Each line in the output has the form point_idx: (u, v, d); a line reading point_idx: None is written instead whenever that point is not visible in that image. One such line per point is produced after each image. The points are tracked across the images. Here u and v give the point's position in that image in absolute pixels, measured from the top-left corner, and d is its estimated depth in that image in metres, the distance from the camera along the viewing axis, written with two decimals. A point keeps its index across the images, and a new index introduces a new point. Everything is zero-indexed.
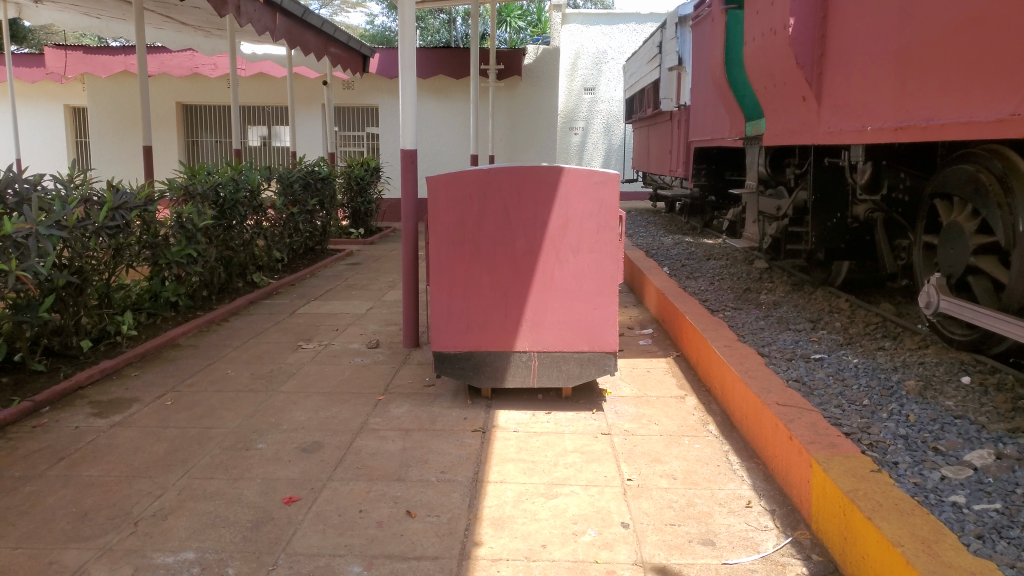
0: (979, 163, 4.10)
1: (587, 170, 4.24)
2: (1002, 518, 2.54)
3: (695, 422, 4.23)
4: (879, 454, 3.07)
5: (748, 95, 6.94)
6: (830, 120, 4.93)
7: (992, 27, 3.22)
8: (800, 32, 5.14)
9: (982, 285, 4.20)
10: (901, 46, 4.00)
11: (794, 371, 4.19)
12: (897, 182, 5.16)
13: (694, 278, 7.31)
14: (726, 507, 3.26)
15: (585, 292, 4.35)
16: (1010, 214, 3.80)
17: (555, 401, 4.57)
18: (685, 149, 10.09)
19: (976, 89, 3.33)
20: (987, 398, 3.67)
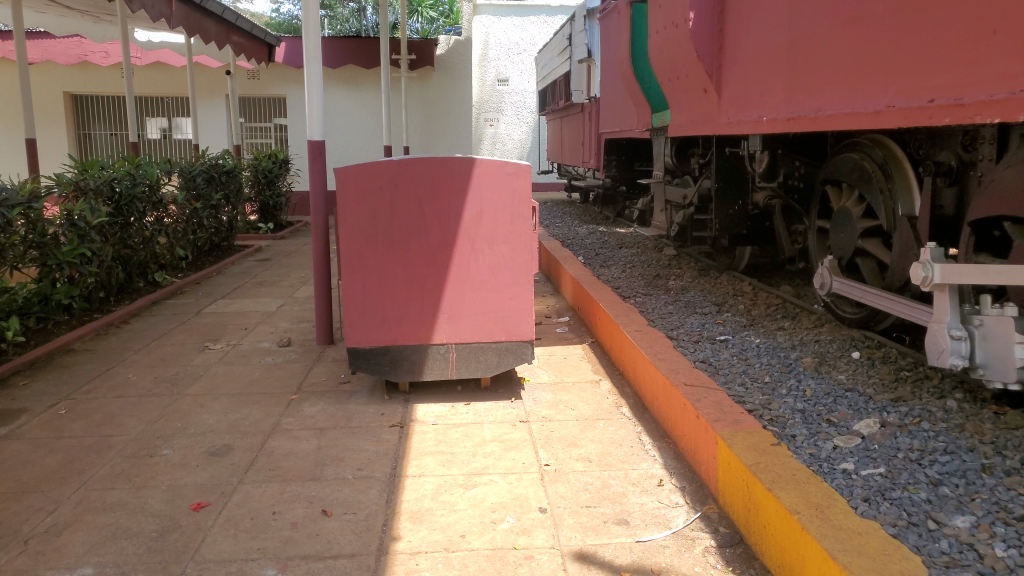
0: (863, 151, 4.35)
1: (499, 161, 4.26)
2: (886, 481, 2.72)
3: (609, 405, 4.34)
4: (779, 429, 3.23)
5: (654, 87, 7.11)
6: (729, 111, 5.12)
7: (871, 22, 3.41)
8: (700, 25, 5.27)
9: (869, 265, 4.45)
10: (791, 40, 4.18)
11: (701, 353, 4.36)
12: (793, 169, 5.37)
13: (607, 267, 7.46)
14: (639, 486, 3.36)
15: (499, 283, 4.38)
16: (892, 198, 4.05)
17: (473, 392, 4.59)
18: (595, 139, 10.25)
19: (859, 82, 3.52)
20: (875, 371, 3.91)
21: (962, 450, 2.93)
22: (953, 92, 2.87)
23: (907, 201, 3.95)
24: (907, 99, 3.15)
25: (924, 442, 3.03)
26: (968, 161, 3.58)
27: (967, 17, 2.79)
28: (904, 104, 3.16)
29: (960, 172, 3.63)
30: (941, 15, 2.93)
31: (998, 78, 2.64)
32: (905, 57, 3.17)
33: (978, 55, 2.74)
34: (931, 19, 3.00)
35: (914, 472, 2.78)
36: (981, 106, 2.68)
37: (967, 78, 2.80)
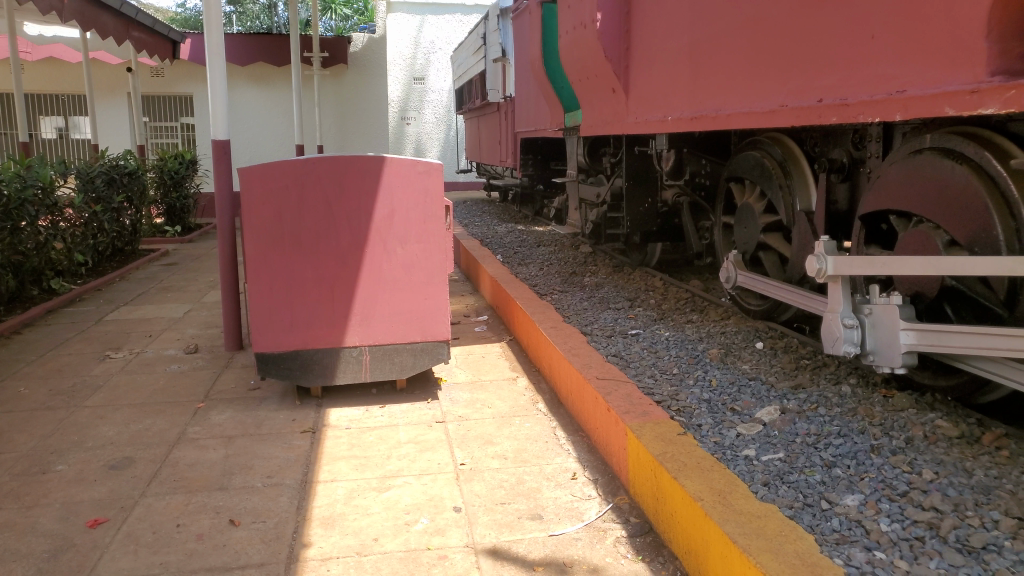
0: (763, 149, 4.53)
1: (410, 160, 4.23)
2: (784, 465, 2.84)
3: (525, 402, 4.37)
4: (686, 418, 3.32)
5: (565, 87, 7.21)
6: (637, 110, 5.24)
7: (764, 26, 3.55)
8: (607, 26, 5.37)
9: (771, 259, 4.63)
10: (692, 41, 4.31)
11: (613, 347, 4.44)
12: (699, 168, 5.54)
13: (525, 265, 7.51)
14: (553, 481, 3.40)
15: (413, 283, 4.36)
16: (790, 194, 4.23)
17: (389, 394, 4.55)
18: (512, 139, 10.30)
19: (755, 82, 3.67)
20: (777, 361, 4.08)
21: (854, 432, 3.09)
22: (839, 92, 3.02)
23: (804, 196, 4.13)
24: (799, 99, 3.30)
25: (820, 426, 3.18)
26: (858, 158, 3.77)
27: (849, 21, 2.94)
28: (796, 104, 3.31)
29: (851, 168, 3.81)
30: (827, 18, 3.08)
31: (879, 79, 2.79)
32: (795, 59, 3.31)
33: (860, 57, 2.88)
34: (817, 23, 3.14)
35: (810, 455, 2.92)
36: (864, 106, 2.83)
37: (851, 79, 2.95)
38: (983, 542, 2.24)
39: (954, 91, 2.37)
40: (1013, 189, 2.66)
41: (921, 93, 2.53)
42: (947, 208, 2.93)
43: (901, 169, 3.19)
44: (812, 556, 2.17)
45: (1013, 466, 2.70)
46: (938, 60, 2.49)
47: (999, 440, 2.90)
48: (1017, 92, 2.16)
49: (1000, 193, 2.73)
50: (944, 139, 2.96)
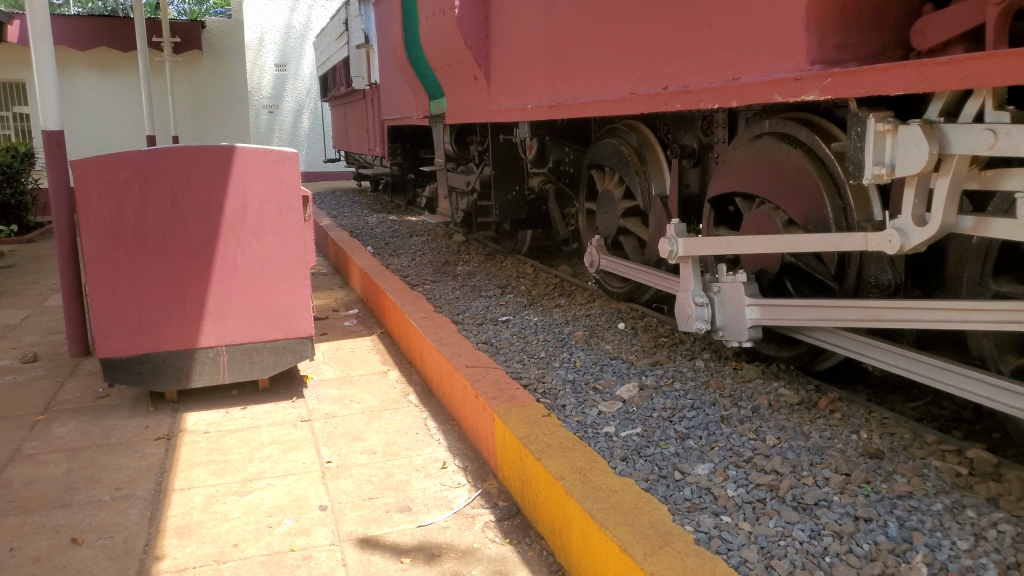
0: (621, 136, 4.66)
1: (263, 149, 4.07)
2: (641, 440, 2.95)
3: (396, 394, 4.31)
4: (551, 400, 3.39)
5: (428, 75, 7.08)
6: (499, 98, 5.28)
7: (612, 15, 3.65)
8: (466, 13, 5.37)
9: (631, 243, 4.79)
10: (547, 30, 4.37)
11: (483, 335, 4.47)
12: (562, 155, 5.64)
13: (396, 256, 7.41)
14: (423, 472, 3.38)
15: (272, 278, 4.20)
16: (646, 178, 4.38)
17: (251, 395, 4.37)
18: (380, 127, 10.12)
19: (607, 70, 3.76)
20: (637, 340, 4.23)
21: (706, 404, 3.26)
22: (682, 80, 3.15)
23: (659, 181, 4.30)
24: (646, 86, 3.42)
25: (675, 400, 3.32)
26: (707, 144, 3.91)
27: (688, 11, 3.07)
28: (644, 91, 3.42)
29: (701, 153, 3.94)
30: (668, 8, 3.20)
31: (716, 68, 2.93)
32: (642, 47, 3.42)
33: (699, 46, 3.01)
34: (660, 12, 3.26)
35: (666, 429, 3.05)
36: (703, 93, 2.95)
37: (692, 67, 3.08)
38: (815, 499, 2.43)
39: (780, 79, 2.51)
40: (840, 171, 2.86)
41: (752, 81, 2.66)
42: (785, 190, 3.12)
43: (744, 154, 3.35)
44: (664, 525, 2.28)
45: (844, 427, 2.93)
46: (767, 50, 2.64)
47: (833, 403, 3.13)
48: (833, 80, 2.31)
49: (830, 176, 2.92)
50: (781, 124, 3.13)
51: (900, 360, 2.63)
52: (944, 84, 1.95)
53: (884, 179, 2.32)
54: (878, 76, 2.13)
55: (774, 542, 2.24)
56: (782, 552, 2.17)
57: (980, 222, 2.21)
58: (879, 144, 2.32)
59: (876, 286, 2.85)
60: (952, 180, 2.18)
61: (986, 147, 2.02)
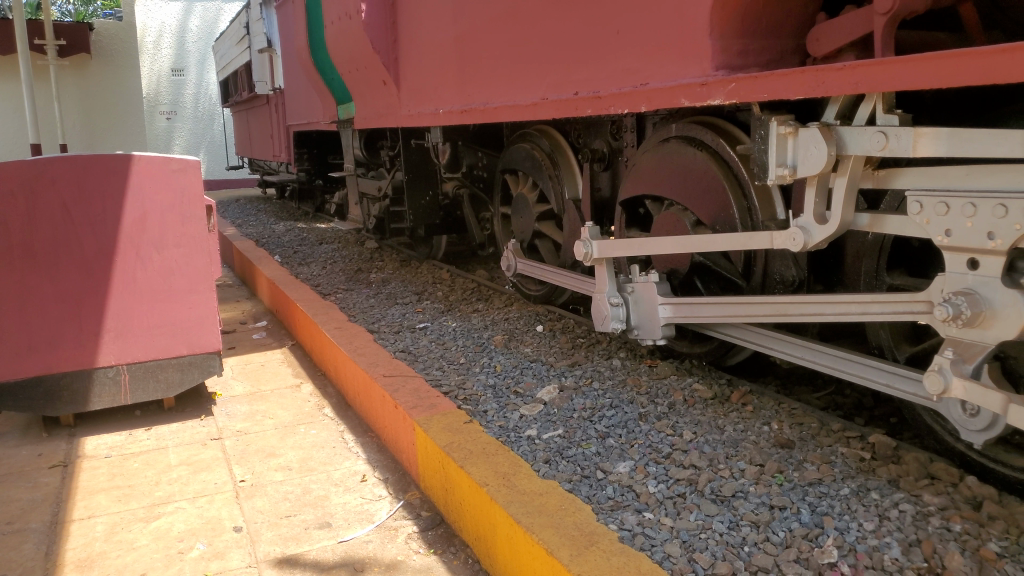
0: (533, 140, 4.69)
1: (162, 157, 3.89)
2: (563, 441, 2.97)
3: (310, 408, 4.19)
4: (472, 406, 3.37)
5: (335, 80, 6.94)
6: (409, 103, 5.23)
7: (521, 20, 3.67)
8: (373, 17, 5.29)
9: (546, 245, 4.82)
10: (456, 34, 4.36)
11: (400, 343, 4.40)
12: (475, 160, 5.63)
13: (306, 265, 7.23)
14: (342, 486, 3.30)
15: (175, 292, 4.01)
16: (559, 182, 4.42)
17: (156, 415, 4.16)
18: (285, 133, 9.86)
19: (518, 75, 3.78)
20: (555, 342, 4.26)
21: (624, 402, 3.31)
22: (591, 85, 3.19)
23: (571, 184, 4.35)
24: (557, 92, 3.45)
25: (595, 400, 3.36)
26: (616, 148, 3.97)
27: (596, 17, 3.11)
28: (555, 96, 3.45)
29: (611, 157, 4.00)
30: (576, 14, 3.24)
31: (625, 73, 2.98)
32: (551, 52, 3.46)
33: (608, 51, 3.06)
34: (569, 18, 3.30)
35: (587, 429, 3.07)
36: (612, 98, 3.00)
37: (601, 73, 3.13)
38: (733, 491, 2.50)
39: (686, 84, 2.57)
40: (745, 173, 2.96)
41: (660, 86, 2.72)
42: (693, 191, 3.21)
43: (653, 157, 3.43)
44: (589, 525, 2.29)
45: (756, 419, 3.03)
46: (673, 56, 2.70)
47: (745, 397, 3.24)
48: (737, 85, 2.39)
49: (735, 178, 3.02)
50: (687, 128, 3.22)
51: (806, 352, 2.74)
52: (840, 90, 2.03)
53: (787, 180, 2.42)
54: (779, 81, 2.21)
55: (696, 536, 2.29)
56: (703, 545, 2.22)
57: (875, 219, 2.33)
58: (781, 146, 2.42)
59: (781, 282, 2.96)
60: (849, 180, 2.29)
61: (879, 149, 2.13)
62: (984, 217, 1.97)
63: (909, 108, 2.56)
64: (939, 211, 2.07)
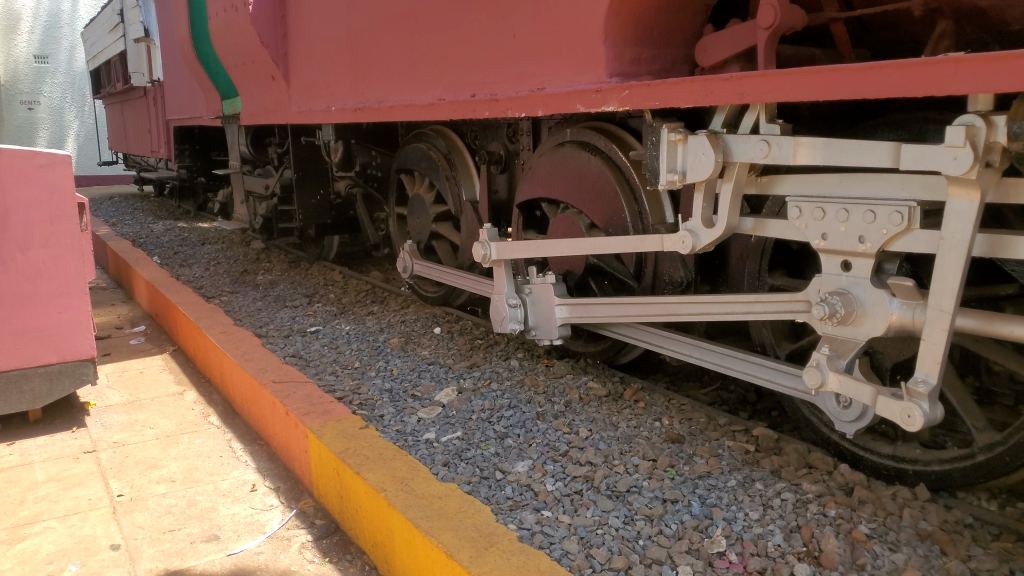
0: (429, 141, 4.66)
1: (27, 150, 3.60)
2: (462, 443, 2.96)
3: (195, 417, 3.99)
4: (367, 411, 3.31)
5: (219, 73, 6.66)
6: (300, 100, 5.08)
7: (417, 19, 3.64)
8: (260, 10, 5.11)
9: (444, 247, 4.81)
10: (350, 32, 4.27)
11: (291, 347, 4.27)
12: (369, 159, 5.53)
13: (188, 266, 6.88)
14: (230, 497, 3.16)
15: (41, 294, 3.72)
16: (456, 183, 4.41)
17: (20, 429, 3.86)
18: (164, 127, 9.37)
19: (414, 75, 3.74)
20: (452, 344, 4.24)
21: (522, 402, 3.33)
22: (488, 88, 3.21)
23: (469, 186, 4.35)
24: (454, 92, 3.44)
25: (493, 401, 3.37)
26: (513, 150, 4.00)
27: (492, 20, 3.13)
28: (451, 97, 3.44)
29: (508, 160, 4.03)
30: (473, 17, 3.24)
31: (521, 77, 3.01)
32: (448, 53, 3.44)
33: (504, 55, 3.09)
34: (466, 20, 3.29)
35: (485, 430, 3.08)
36: (509, 101, 3.01)
37: (499, 75, 3.14)
38: (627, 486, 2.57)
39: (582, 90, 2.62)
40: (636, 177, 3.05)
41: (556, 90, 2.77)
42: (587, 194, 3.28)
43: (549, 160, 3.48)
44: (488, 526, 2.30)
45: (648, 415, 3.13)
46: (569, 62, 2.75)
47: (637, 394, 3.33)
48: (630, 92, 2.45)
49: (628, 183, 3.11)
50: (581, 132, 3.28)
51: (694, 350, 2.85)
52: (726, 99, 2.13)
53: (677, 185, 2.51)
54: (669, 89, 2.29)
55: (593, 532, 2.34)
56: (600, 540, 2.27)
57: (758, 223, 2.45)
58: (672, 152, 2.50)
59: (670, 283, 3.07)
60: (735, 185, 2.40)
61: (762, 157, 2.25)
62: (856, 222, 2.12)
63: (788, 119, 2.71)
64: (817, 216, 2.21)
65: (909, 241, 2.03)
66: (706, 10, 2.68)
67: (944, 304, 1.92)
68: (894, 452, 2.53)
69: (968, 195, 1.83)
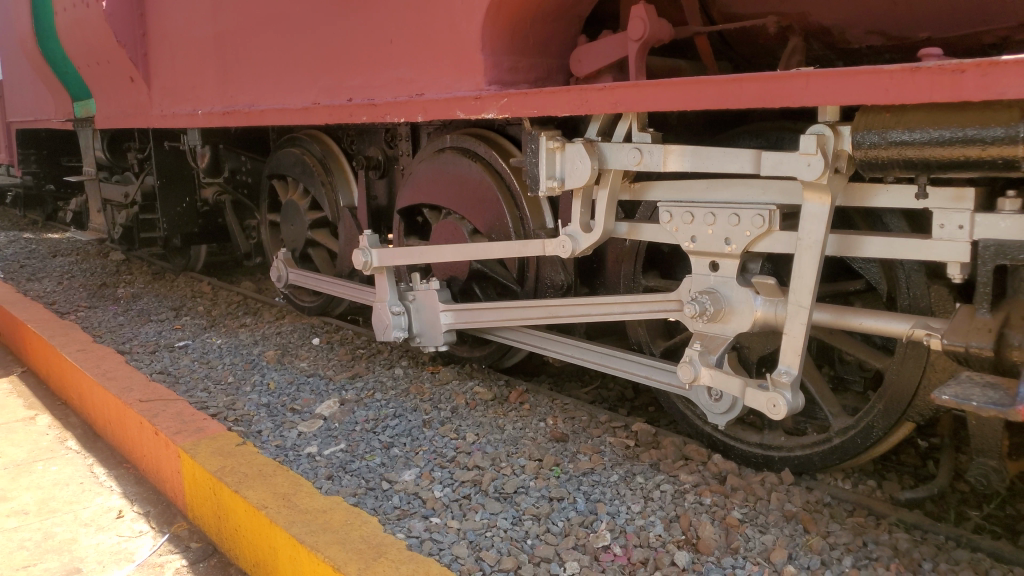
0: (303, 146, 4.54)
1: None
2: (346, 455, 2.90)
3: (49, 442, 3.69)
4: (244, 427, 3.17)
5: (69, 73, 6.21)
6: (162, 103, 4.82)
7: (289, 21, 3.54)
8: (115, 8, 4.81)
9: (321, 254, 4.70)
10: (217, 32, 4.10)
11: (157, 363, 4.03)
12: (239, 165, 5.33)
13: (36, 280, 6.35)
14: (93, 525, 2.94)
15: None
16: (333, 189, 4.32)
17: None
18: (6, 130, 8.63)
19: (287, 79, 3.64)
20: (333, 354, 4.15)
21: (408, 411, 3.30)
22: (365, 93, 3.16)
23: (347, 192, 4.28)
24: (330, 97, 3.37)
25: (377, 411, 3.32)
26: (392, 156, 3.97)
27: (368, 25, 3.10)
28: (327, 102, 3.37)
29: (386, 165, 3.99)
30: (348, 21, 3.20)
31: (399, 83, 2.99)
32: (322, 57, 3.37)
33: (381, 61, 3.06)
34: (340, 24, 3.24)
35: (369, 440, 3.03)
36: (387, 106, 2.98)
37: (376, 81, 3.11)
38: (514, 487, 2.60)
39: (461, 96, 2.63)
40: (516, 184, 3.10)
41: (435, 97, 2.76)
42: (469, 200, 3.30)
43: (428, 166, 3.47)
44: (376, 537, 2.26)
45: (533, 417, 3.18)
46: (448, 68, 2.76)
47: (522, 396, 3.38)
48: (508, 100, 2.49)
49: (507, 188, 3.16)
50: (461, 139, 3.31)
51: (576, 351, 2.93)
52: (601, 109, 2.20)
53: (556, 192, 2.57)
54: (546, 98, 2.35)
55: (482, 535, 2.35)
56: (489, 543, 2.29)
57: (633, 227, 2.55)
58: (550, 160, 2.56)
59: (552, 287, 3.14)
60: (610, 192, 2.49)
61: (635, 164, 2.34)
62: (722, 225, 2.25)
63: (658, 128, 2.84)
64: (686, 220, 2.33)
65: (769, 242, 2.18)
66: (579, 21, 2.77)
67: (803, 299, 2.08)
68: (761, 440, 2.69)
69: (821, 200, 1.99)
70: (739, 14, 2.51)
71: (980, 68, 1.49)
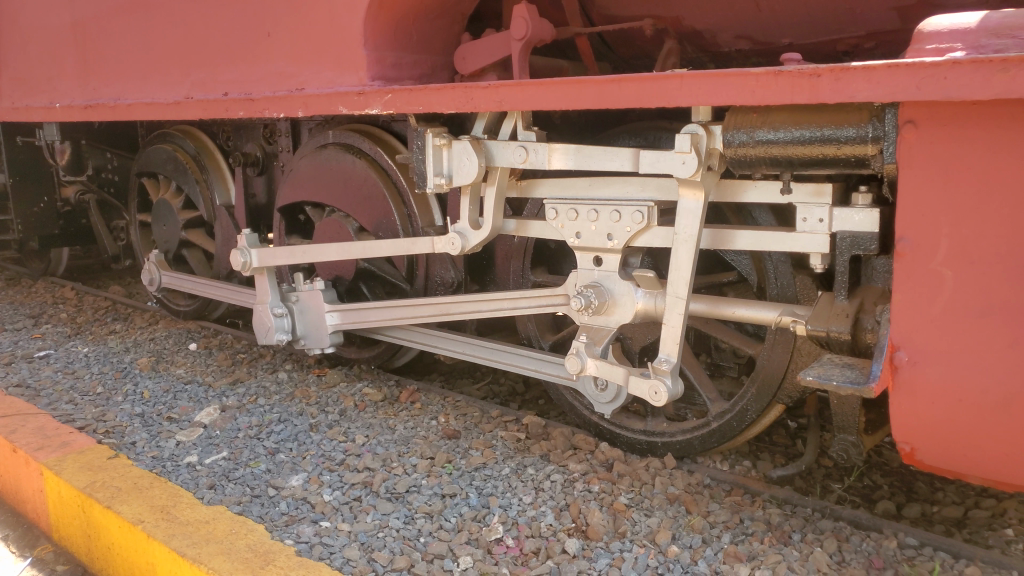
0: (174, 142, 4.32)
1: None
2: (229, 463, 2.79)
3: None
4: (116, 439, 2.99)
5: None
6: (14, 94, 4.45)
7: (157, 10, 3.36)
8: None
9: (196, 255, 4.49)
10: (76, 19, 3.84)
11: (14, 376, 3.73)
12: (104, 162, 5.04)
13: None
14: None
15: None
16: (208, 187, 4.14)
17: None
18: None
19: (156, 71, 3.45)
20: (212, 359, 3.97)
21: (293, 415, 3.21)
22: (242, 86, 3.04)
23: (223, 190, 4.11)
24: (204, 90, 3.22)
25: (261, 416, 3.21)
26: (271, 152, 3.85)
27: (244, 16, 2.99)
28: (200, 96, 3.21)
29: (265, 162, 3.86)
30: (222, 11, 3.07)
31: (279, 76, 2.90)
32: (194, 49, 3.22)
33: (259, 53, 2.96)
34: (213, 14, 3.11)
35: (253, 447, 2.93)
36: (266, 101, 2.88)
37: (254, 74, 3.00)
38: (406, 487, 2.59)
39: (344, 91, 2.58)
40: (403, 181, 3.09)
41: (316, 92, 2.69)
42: (354, 197, 3.25)
43: (311, 162, 3.39)
44: (263, 545, 2.19)
45: (423, 415, 3.17)
46: (330, 63, 2.70)
47: (413, 395, 3.36)
48: (393, 96, 2.46)
49: (394, 186, 3.13)
50: (345, 135, 3.25)
51: (466, 347, 2.94)
52: (486, 106, 2.21)
53: (445, 189, 2.55)
54: (432, 95, 2.34)
55: (373, 536, 2.32)
56: (381, 543, 2.26)
57: (521, 224, 2.59)
58: (437, 157, 2.55)
59: (442, 284, 3.14)
60: (497, 188, 2.52)
61: (521, 162, 2.37)
62: (604, 221, 2.32)
63: (543, 126, 2.90)
64: (570, 216, 2.39)
65: (648, 237, 2.28)
66: (462, 19, 2.79)
67: (680, 290, 2.17)
68: (645, 427, 2.80)
69: (695, 196, 2.09)
70: (617, 17, 2.59)
71: (833, 73, 1.60)
